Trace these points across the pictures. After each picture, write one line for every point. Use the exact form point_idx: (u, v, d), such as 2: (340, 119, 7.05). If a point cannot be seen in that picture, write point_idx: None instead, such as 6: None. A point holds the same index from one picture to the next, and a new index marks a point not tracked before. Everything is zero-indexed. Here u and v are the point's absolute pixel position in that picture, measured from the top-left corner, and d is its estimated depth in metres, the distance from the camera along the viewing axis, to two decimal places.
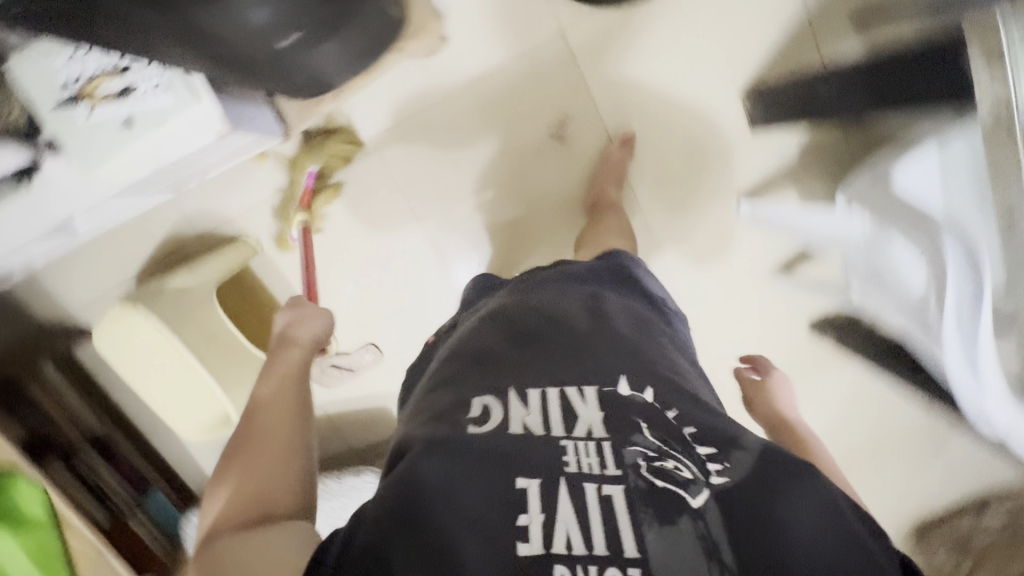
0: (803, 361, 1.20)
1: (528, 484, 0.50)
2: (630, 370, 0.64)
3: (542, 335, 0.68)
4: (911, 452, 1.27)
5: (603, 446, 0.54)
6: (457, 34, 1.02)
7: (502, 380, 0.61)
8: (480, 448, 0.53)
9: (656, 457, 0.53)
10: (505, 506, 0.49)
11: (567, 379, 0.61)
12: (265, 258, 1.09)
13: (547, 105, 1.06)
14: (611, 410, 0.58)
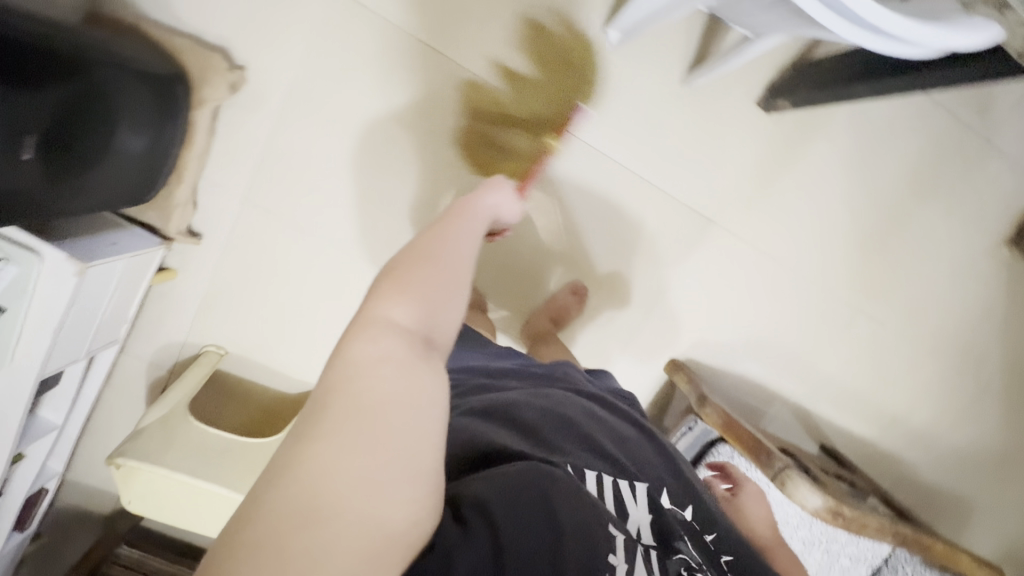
0: (777, 144, 1.07)
1: (617, 535, 0.52)
2: (670, 484, 0.70)
3: (593, 426, 0.71)
4: (950, 162, 1.11)
5: (652, 552, 0.57)
6: (249, 56, 0.95)
7: (563, 454, 0.62)
8: (580, 490, 0.54)
9: (698, 568, 0.59)
10: (598, 537, 0.50)
11: (618, 474, 0.65)
12: (233, 356, 1.11)
13: (373, 64, 0.98)
14: (659, 515, 0.63)
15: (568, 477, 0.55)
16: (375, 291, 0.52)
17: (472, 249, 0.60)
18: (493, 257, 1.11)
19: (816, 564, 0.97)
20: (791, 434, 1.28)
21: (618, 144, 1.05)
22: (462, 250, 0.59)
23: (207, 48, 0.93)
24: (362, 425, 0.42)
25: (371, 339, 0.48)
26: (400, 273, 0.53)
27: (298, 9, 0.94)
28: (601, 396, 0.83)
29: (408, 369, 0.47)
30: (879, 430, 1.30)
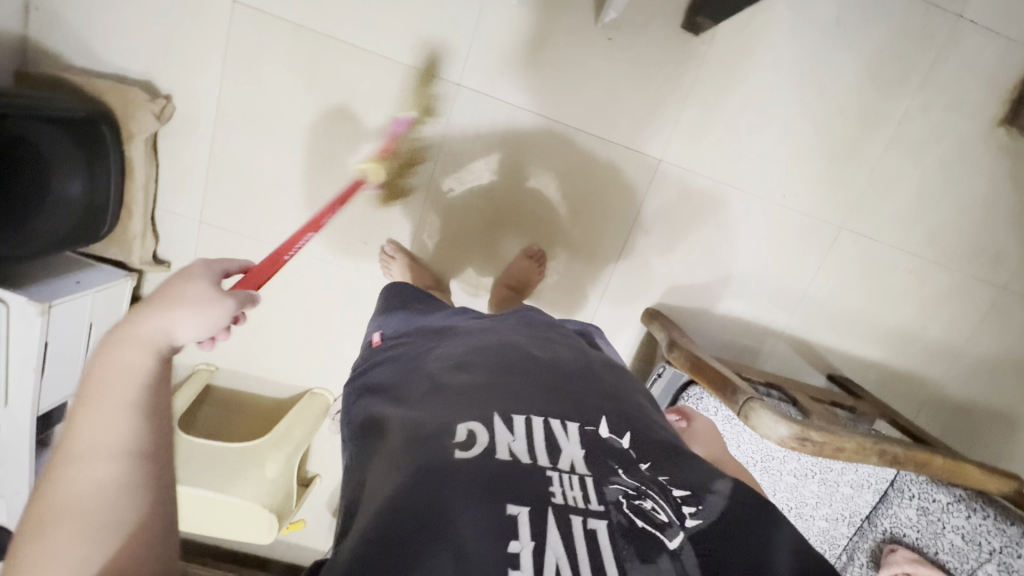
0: (714, 66, 1.01)
1: (518, 513, 0.44)
2: (611, 410, 0.61)
3: (527, 368, 0.63)
4: (916, 46, 1.01)
5: (586, 482, 0.49)
6: (172, 83, 0.99)
7: (485, 406, 0.55)
8: (476, 471, 0.47)
9: (636, 496, 0.49)
10: (495, 528, 0.43)
11: (553, 412, 0.57)
12: (223, 370, 1.18)
13: (288, 67, 0.99)
14: (590, 447, 0.53)
15: (478, 456, 0.49)
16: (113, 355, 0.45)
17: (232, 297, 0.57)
18: (450, 233, 1.11)
19: (813, 495, 0.93)
20: (793, 367, 1.22)
21: (546, 98, 1.02)
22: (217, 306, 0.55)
23: (132, 84, 0.98)
24: None
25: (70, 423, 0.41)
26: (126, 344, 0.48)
27: (205, 28, 0.96)
28: (546, 334, 0.74)
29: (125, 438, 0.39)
30: (892, 349, 1.21)
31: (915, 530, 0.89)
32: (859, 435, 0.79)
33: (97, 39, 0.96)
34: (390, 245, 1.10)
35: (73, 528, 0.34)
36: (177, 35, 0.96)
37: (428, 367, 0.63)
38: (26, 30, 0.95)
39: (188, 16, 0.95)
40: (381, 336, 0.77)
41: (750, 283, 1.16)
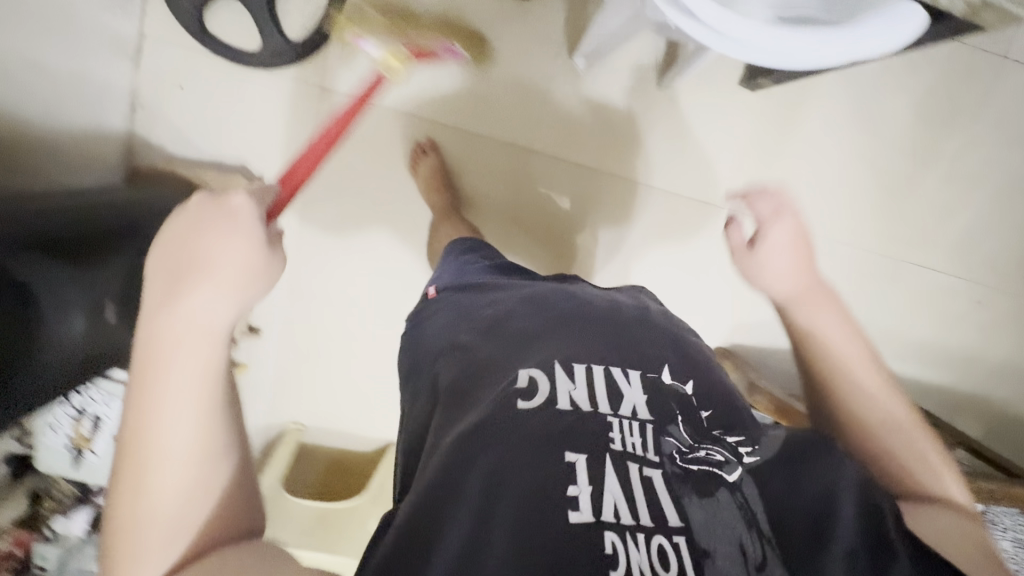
0: (769, 119, 1.06)
1: (575, 458, 0.52)
2: (674, 357, 0.67)
3: (581, 318, 0.69)
4: (963, 88, 1.06)
5: (646, 429, 0.57)
6: (264, 167, 1.06)
7: (545, 354, 0.63)
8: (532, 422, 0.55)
9: (690, 449, 0.56)
10: (555, 479, 0.51)
11: (610, 362, 0.63)
12: (308, 428, 1.23)
13: (369, 144, 1.06)
14: (652, 395, 0.61)
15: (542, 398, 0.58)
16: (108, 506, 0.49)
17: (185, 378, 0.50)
18: (494, 169, 1.08)
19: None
20: None
21: (610, 156, 1.08)
22: (173, 398, 0.49)
23: (229, 168, 1.05)
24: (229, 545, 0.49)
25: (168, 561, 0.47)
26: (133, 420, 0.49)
27: (295, 115, 1.04)
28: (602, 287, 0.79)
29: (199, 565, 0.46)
30: (954, 374, 1.23)
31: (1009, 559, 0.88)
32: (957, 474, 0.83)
33: (195, 130, 1.03)
34: (426, 140, 1.05)
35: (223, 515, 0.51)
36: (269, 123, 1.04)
37: (494, 320, 0.70)
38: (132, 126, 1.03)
39: (280, 105, 1.03)
40: (434, 290, 0.81)
41: None
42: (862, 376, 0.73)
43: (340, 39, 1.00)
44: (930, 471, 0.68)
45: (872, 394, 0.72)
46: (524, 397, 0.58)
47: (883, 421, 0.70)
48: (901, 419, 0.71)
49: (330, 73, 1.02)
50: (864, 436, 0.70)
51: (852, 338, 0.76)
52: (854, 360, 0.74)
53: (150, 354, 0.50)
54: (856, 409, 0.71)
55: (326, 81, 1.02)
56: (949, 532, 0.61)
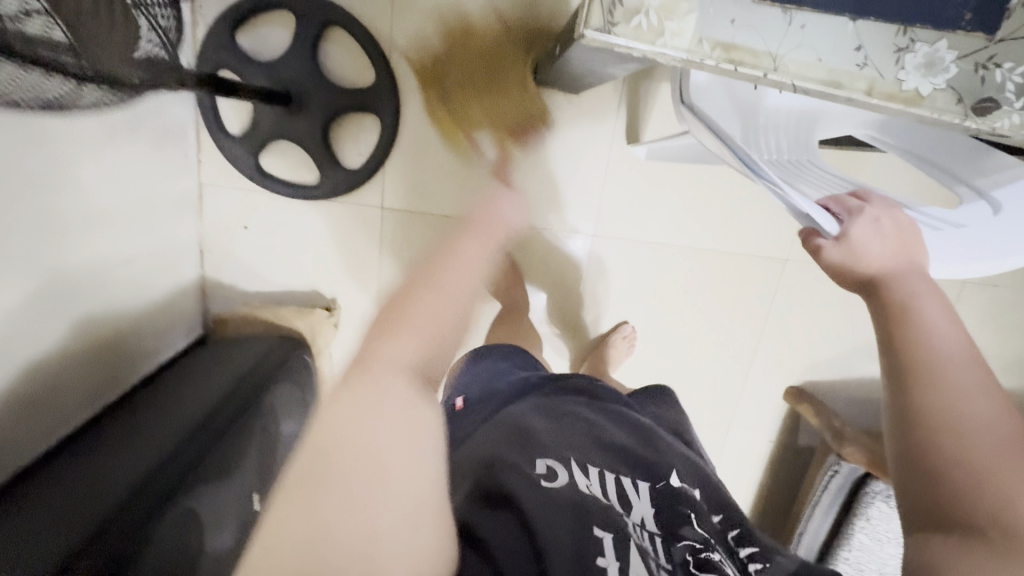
0: None
1: (604, 535, 0.48)
2: (697, 480, 0.61)
3: (605, 424, 0.63)
4: None
5: (655, 540, 0.52)
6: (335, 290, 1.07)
7: (563, 449, 0.58)
8: (559, 497, 0.51)
9: (703, 548, 0.52)
10: (580, 550, 0.46)
11: (619, 469, 0.58)
12: None
13: (435, 254, 1.06)
14: (661, 503, 0.56)
15: (565, 485, 0.53)
16: (375, 323, 0.47)
17: (478, 266, 0.54)
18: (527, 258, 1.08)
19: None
20: None
21: (676, 230, 1.07)
22: (461, 266, 0.53)
23: (301, 297, 1.06)
24: (400, 415, 0.42)
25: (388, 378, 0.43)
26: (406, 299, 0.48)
27: (360, 238, 1.04)
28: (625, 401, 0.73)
29: (408, 413, 0.43)
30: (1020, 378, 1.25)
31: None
32: None
33: (264, 265, 1.04)
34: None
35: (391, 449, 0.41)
36: (335, 249, 1.04)
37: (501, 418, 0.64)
38: (200, 270, 1.03)
39: (346, 230, 1.03)
40: (460, 398, 0.75)
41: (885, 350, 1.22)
42: (965, 384, 0.42)
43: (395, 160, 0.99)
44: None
45: (963, 398, 0.41)
46: (546, 478, 0.53)
47: (959, 429, 0.40)
48: (1005, 434, 0.40)
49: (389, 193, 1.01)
50: (959, 488, 0.39)
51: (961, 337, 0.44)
52: (952, 360, 0.43)
53: (465, 227, 0.60)
54: (938, 425, 0.41)
55: (387, 201, 1.01)
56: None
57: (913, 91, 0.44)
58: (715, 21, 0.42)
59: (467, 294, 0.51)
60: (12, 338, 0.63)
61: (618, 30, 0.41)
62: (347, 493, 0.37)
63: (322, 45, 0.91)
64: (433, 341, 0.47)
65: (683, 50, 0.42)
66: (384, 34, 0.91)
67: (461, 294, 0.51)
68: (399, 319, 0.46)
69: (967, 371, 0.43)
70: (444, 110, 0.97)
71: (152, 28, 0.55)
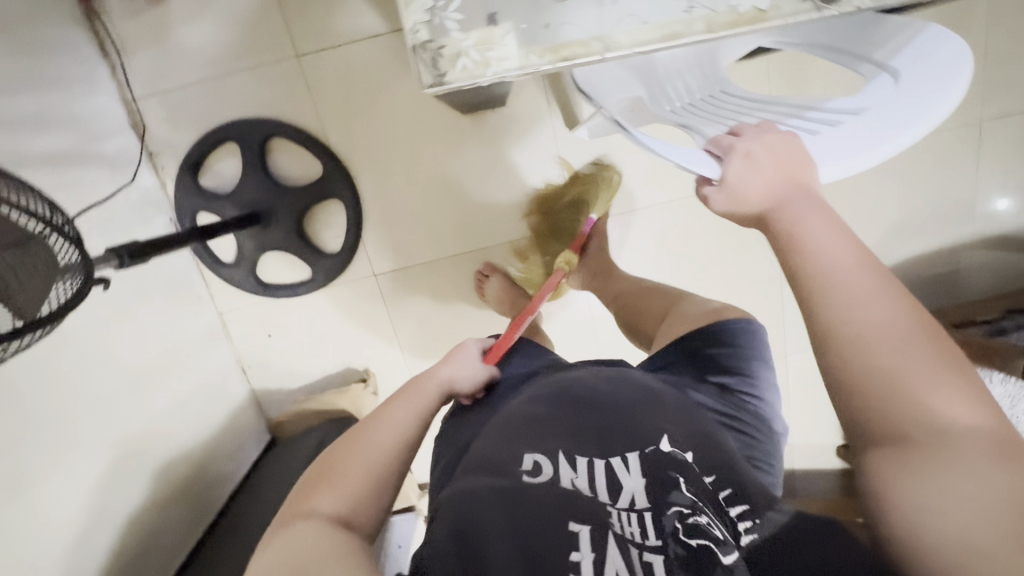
0: None
1: (579, 530, 0.50)
2: (693, 443, 0.60)
3: (598, 403, 0.64)
4: None
5: (645, 515, 0.52)
6: (364, 361, 1.15)
7: (549, 438, 0.60)
8: (536, 500, 0.52)
9: (690, 514, 0.51)
10: (554, 553, 0.48)
11: (610, 450, 0.59)
12: None
13: (436, 299, 1.11)
14: (649, 473, 0.56)
15: (545, 482, 0.55)
16: (305, 484, 0.55)
17: (408, 420, 0.61)
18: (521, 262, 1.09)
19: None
20: (1001, 265, 1.15)
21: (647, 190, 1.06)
22: (397, 416, 0.61)
23: (337, 377, 1.15)
24: (327, 533, 0.48)
25: (307, 522, 0.49)
26: (331, 459, 0.57)
27: (366, 309, 1.11)
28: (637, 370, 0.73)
29: (325, 540, 0.47)
30: None
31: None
32: None
33: (295, 362, 1.14)
34: (485, 266, 1.09)
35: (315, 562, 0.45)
36: (349, 326, 1.12)
37: (504, 409, 0.66)
38: (248, 385, 1.14)
39: (352, 306, 1.11)
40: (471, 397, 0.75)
41: (918, 224, 1.13)
42: (857, 289, 0.39)
43: (369, 230, 1.06)
44: (974, 433, 0.36)
45: (860, 306, 0.39)
46: (527, 474, 0.55)
47: (858, 346, 0.39)
48: (908, 339, 0.38)
49: (375, 260, 1.08)
50: (888, 405, 0.38)
51: (851, 243, 0.41)
52: (834, 273, 0.40)
53: (411, 381, 0.67)
54: (846, 346, 0.39)
55: (376, 267, 1.08)
56: (976, 537, 0.33)
57: (753, 8, 0.44)
58: (532, 30, 0.44)
59: (397, 449, 0.58)
60: (105, 505, 0.74)
61: (450, 78, 0.44)
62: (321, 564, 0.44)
63: (268, 157, 0.99)
64: (362, 490, 0.54)
65: (515, 68, 0.44)
66: (314, 125, 0.98)
67: (372, 460, 0.56)
68: (331, 475, 0.54)
69: (860, 283, 0.40)
70: (395, 169, 1.03)
71: (67, 244, 0.55)
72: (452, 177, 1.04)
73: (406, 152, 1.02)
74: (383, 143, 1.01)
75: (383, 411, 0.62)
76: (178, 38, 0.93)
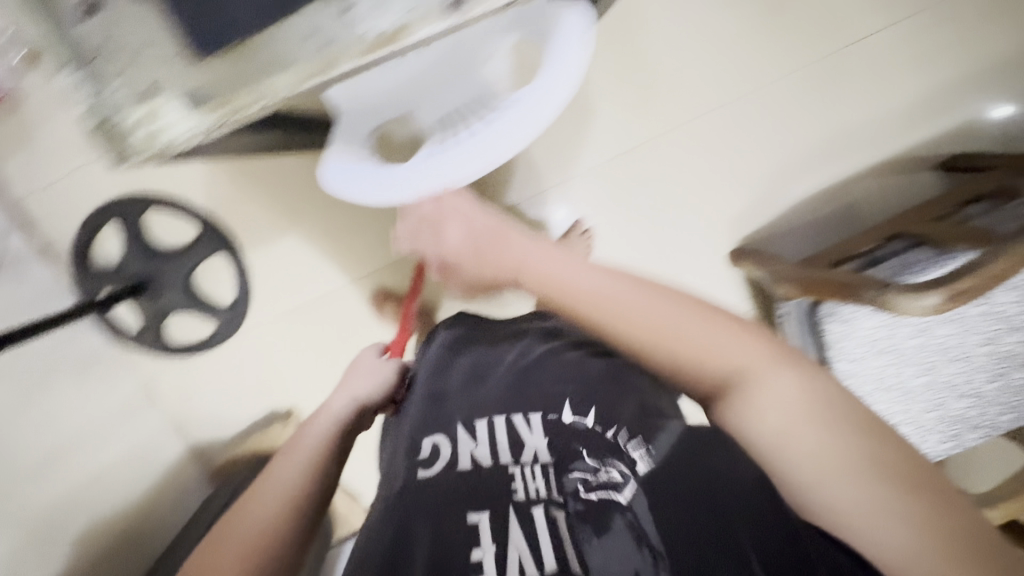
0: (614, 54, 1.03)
1: (477, 518, 0.51)
2: (578, 390, 0.62)
3: (491, 371, 0.68)
4: None
5: (548, 471, 0.54)
6: (287, 401, 1.20)
7: (449, 417, 0.64)
8: (436, 488, 0.55)
9: (598, 471, 0.53)
10: (461, 537, 0.50)
11: (510, 411, 0.62)
12: None
13: (339, 330, 1.16)
14: (551, 432, 0.58)
15: (446, 463, 0.58)
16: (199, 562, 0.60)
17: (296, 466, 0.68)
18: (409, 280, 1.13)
19: (949, 335, 0.86)
20: (895, 190, 1.12)
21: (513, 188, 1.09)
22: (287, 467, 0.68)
23: (265, 420, 1.21)
24: None
25: None
26: (223, 532, 0.63)
27: (276, 352, 1.17)
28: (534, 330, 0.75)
29: None
30: (983, 97, 1.06)
31: (997, 405, 0.91)
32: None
33: (222, 414, 1.20)
34: (380, 291, 1.13)
35: None
36: (264, 371, 1.18)
37: (409, 405, 0.71)
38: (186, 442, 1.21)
39: (261, 352, 1.16)
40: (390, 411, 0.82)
41: (800, 165, 1.10)
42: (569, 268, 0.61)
43: (259, 279, 1.11)
44: (740, 347, 0.52)
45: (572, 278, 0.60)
46: (426, 465, 0.59)
47: (594, 305, 0.57)
48: (638, 286, 0.58)
49: (272, 306, 1.13)
50: (643, 354, 0.55)
51: (539, 244, 0.65)
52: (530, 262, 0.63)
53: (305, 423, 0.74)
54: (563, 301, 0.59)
55: (274, 312, 1.14)
56: (785, 434, 0.47)
57: (385, 29, 0.46)
58: (187, 95, 0.47)
59: (288, 508, 0.64)
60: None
61: (128, 153, 0.48)
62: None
63: (146, 230, 1.05)
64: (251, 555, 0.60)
65: (185, 132, 0.47)
66: (183, 193, 1.06)
67: (262, 526, 0.62)
68: (222, 548, 0.61)
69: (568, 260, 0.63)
70: (268, 218, 1.08)
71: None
72: (323, 214, 1.09)
73: (272, 202, 1.08)
74: (252, 195, 1.06)
75: (272, 469, 0.68)
76: (42, 140, 1.02)
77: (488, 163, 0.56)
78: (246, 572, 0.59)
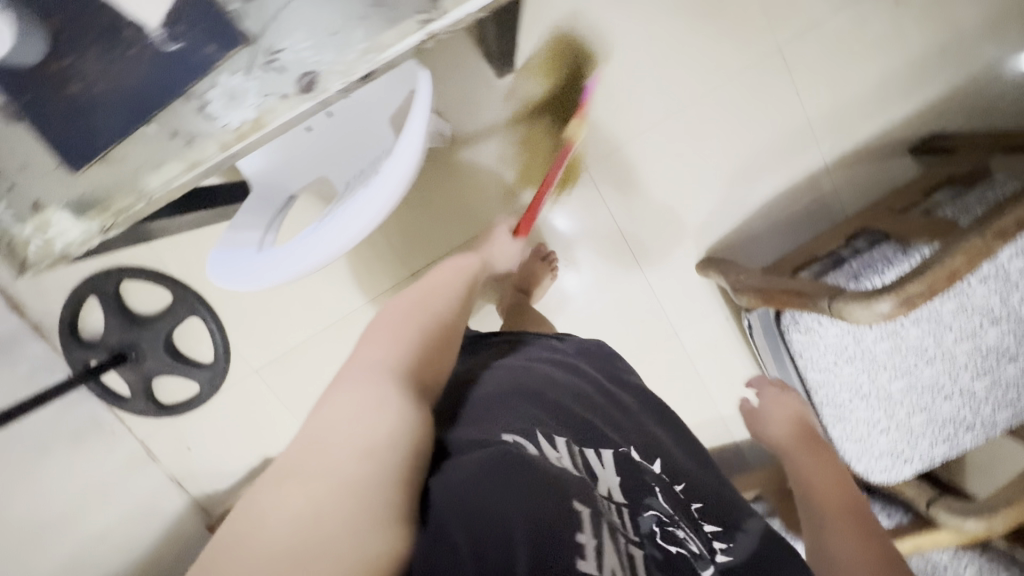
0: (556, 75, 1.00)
1: (583, 509, 0.43)
2: (638, 443, 0.58)
3: (564, 388, 0.59)
4: None
5: (625, 510, 0.49)
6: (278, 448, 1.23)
7: (532, 411, 0.52)
8: (540, 466, 0.44)
9: (666, 523, 0.51)
10: (565, 520, 0.40)
11: (585, 436, 0.54)
12: None
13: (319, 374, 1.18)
14: (626, 476, 0.53)
15: (541, 452, 0.46)
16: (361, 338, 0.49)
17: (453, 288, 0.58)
18: None
19: (922, 336, 0.81)
20: (869, 179, 1.07)
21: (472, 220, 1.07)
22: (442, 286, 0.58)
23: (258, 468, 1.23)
24: (390, 395, 0.42)
25: (376, 378, 0.44)
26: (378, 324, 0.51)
27: (262, 402, 1.19)
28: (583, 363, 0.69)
29: (379, 408, 0.41)
30: (944, 74, 1.02)
31: (991, 402, 0.85)
32: (975, 233, 0.66)
33: (217, 466, 1.23)
34: None
35: (355, 448, 0.38)
36: (253, 421, 1.21)
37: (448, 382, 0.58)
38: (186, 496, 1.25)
39: (247, 403, 1.19)
40: None
41: (766, 165, 1.06)
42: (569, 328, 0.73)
43: (236, 334, 1.14)
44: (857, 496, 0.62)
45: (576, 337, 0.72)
46: (524, 443, 0.47)
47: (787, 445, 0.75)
48: (802, 445, 0.74)
49: (252, 359, 1.16)
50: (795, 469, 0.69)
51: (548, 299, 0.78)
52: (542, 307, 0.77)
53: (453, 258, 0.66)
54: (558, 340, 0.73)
55: (254, 364, 1.16)
56: (847, 537, 0.56)
57: (245, 120, 0.47)
58: (76, 203, 0.49)
59: (449, 321, 0.54)
60: None
61: (30, 263, 0.50)
62: (352, 486, 0.36)
63: (124, 299, 1.09)
64: (422, 344, 0.49)
65: (80, 238, 0.49)
66: (152, 260, 1.08)
67: (428, 327, 0.51)
68: (380, 336, 0.49)
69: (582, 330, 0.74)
70: None
71: None
72: None
73: None
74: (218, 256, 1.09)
75: (432, 280, 0.59)
76: None
77: (338, 244, 0.50)
78: (409, 357, 0.47)
